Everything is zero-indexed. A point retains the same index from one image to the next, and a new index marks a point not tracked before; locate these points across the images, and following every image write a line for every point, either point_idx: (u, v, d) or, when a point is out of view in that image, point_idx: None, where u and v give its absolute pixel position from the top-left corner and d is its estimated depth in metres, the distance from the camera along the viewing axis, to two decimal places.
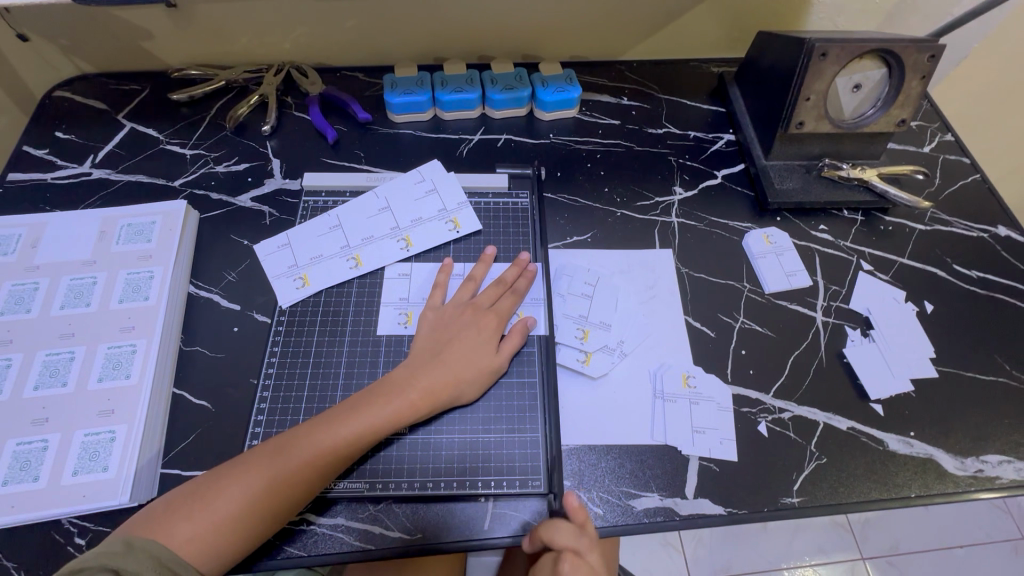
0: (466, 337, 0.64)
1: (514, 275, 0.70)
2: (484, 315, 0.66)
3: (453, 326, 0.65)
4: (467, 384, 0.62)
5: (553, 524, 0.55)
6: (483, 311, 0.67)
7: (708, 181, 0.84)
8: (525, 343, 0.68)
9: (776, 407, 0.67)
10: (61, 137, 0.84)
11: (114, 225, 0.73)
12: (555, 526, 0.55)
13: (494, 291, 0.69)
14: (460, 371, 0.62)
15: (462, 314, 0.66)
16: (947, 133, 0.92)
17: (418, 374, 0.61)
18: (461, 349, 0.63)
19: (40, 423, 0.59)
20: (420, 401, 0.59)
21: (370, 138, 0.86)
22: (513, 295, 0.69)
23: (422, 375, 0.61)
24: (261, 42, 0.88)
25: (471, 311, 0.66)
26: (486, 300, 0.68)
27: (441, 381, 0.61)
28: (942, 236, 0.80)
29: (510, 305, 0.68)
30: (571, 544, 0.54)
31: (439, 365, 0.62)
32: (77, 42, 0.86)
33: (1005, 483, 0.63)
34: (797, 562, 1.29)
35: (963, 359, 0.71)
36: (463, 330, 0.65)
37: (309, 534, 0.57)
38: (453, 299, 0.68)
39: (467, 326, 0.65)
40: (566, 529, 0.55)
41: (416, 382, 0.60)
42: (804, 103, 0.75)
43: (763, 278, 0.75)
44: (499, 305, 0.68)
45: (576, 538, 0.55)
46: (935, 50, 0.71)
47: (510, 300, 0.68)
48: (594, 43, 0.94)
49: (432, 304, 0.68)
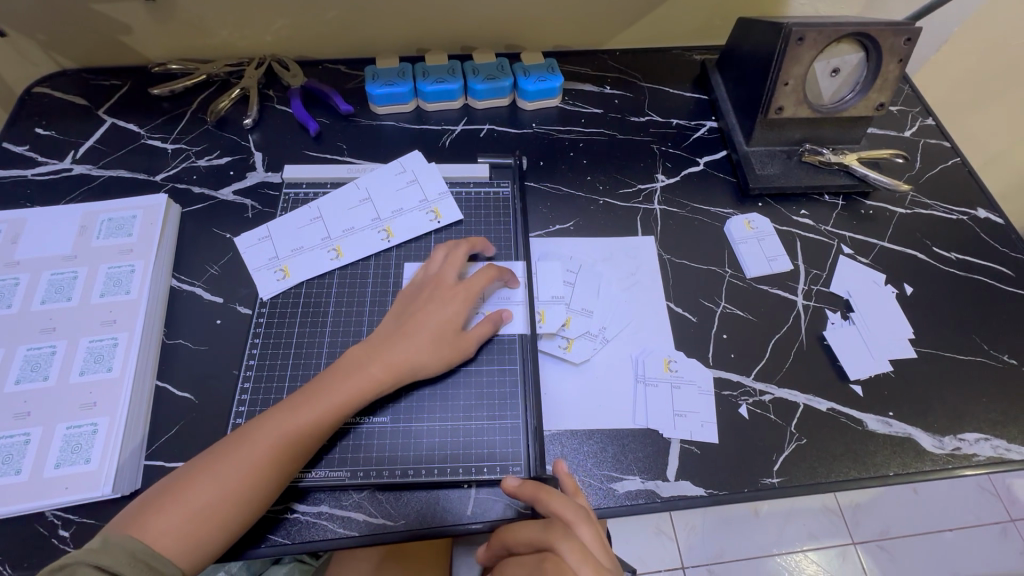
0: (429, 310, 0.63)
1: (476, 241, 0.71)
2: (451, 289, 0.65)
3: (417, 300, 0.65)
4: (429, 354, 0.62)
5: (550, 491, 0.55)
6: (449, 283, 0.66)
7: (690, 169, 0.84)
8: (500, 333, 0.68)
9: (757, 390, 0.67)
10: (41, 133, 0.84)
11: (95, 220, 0.73)
12: (551, 490, 0.55)
13: (460, 260, 0.67)
14: (422, 343, 0.62)
15: (425, 289, 0.66)
16: (928, 117, 0.92)
17: (380, 348, 0.61)
18: (423, 320, 0.63)
19: (22, 417, 0.59)
20: (385, 373, 0.60)
21: (351, 130, 0.86)
22: (493, 274, 0.67)
23: (385, 348, 0.61)
24: (241, 36, 0.88)
25: (438, 284, 0.65)
26: (450, 274, 0.66)
27: (404, 354, 0.61)
28: (921, 219, 0.81)
29: (484, 279, 0.66)
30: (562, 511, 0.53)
31: (401, 338, 0.61)
32: (55, 38, 0.86)
33: (984, 460, 0.64)
34: (789, 549, 1.30)
35: (942, 341, 0.71)
36: (428, 303, 0.64)
37: (294, 523, 0.57)
38: (416, 277, 0.68)
39: (432, 299, 0.64)
40: (559, 496, 0.54)
41: (379, 356, 0.60)
42: (783, 88, 0.75)
43: (745, 264, 0.76)
44: (470, 282, 0.66)
45: (576, 510, 0.53)
46: (912, 33, 0.72)
47: (485, 276, 0.66)
48: (576, 33, 0.94)
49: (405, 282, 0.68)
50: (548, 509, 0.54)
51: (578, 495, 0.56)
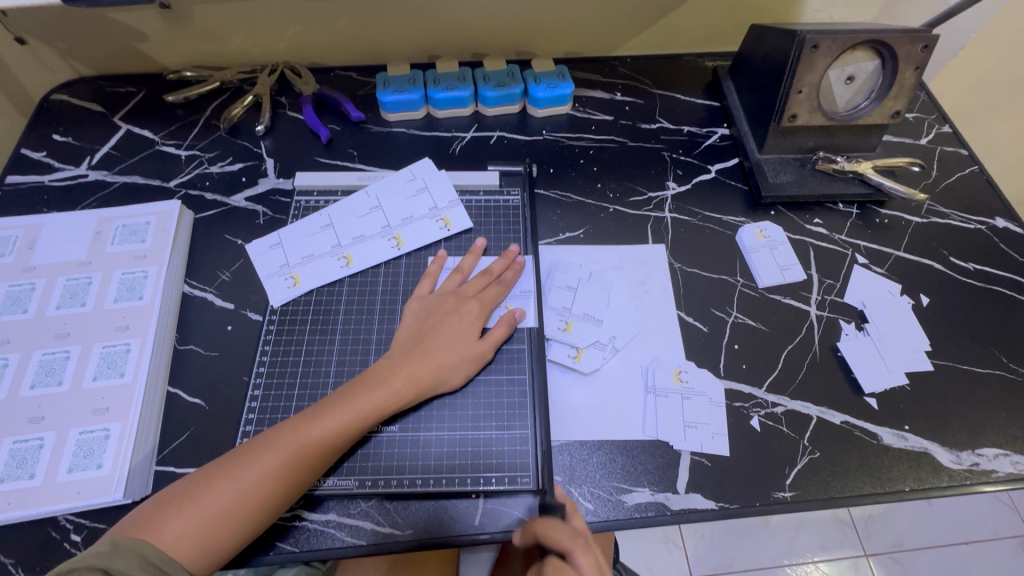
0: (450, 325, 0.64)
1: (499, 263, 0.71)
2: (468, 303, 0.66)
3: (436, 314, 0.66)
4: (450, 369, 0.62)
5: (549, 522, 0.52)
6: (467, 298, 0.67)
7: (701, 176, 0.84)
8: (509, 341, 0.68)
9: (769, 402, 0.66)
10: (58, 139, 0.85)
11: (110, 225, 0.74)
12: (549, 522, 0.53)
13: (478, 279, 0.69)
14: (444, 357, 0.62)
15: (445, 303, 0.67)
16: (945, 124, 0.91)
17: (402, 362, 0.61)
18: (443, 335, 0.63)
19: (36, 421, 0.60)
20: (404, 386, 0.60)
21: (362, 137, 0.86)
22: (499, 286, 0.69)
23: (405, 362, 0.61)
24: (254, 43, 0.89)
25: (455, 299, 0.67)
26: (471, 289, 0.68)
27: (425, 367, 0.61)
28: (937, 229, 0.80)
29: (496, 294, 0.68)
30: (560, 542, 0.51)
31: (422, 352, 0.62)
32: (73, 45, 0.87)
33: (1002, 476, 0.63)
34: (800, 559, 1.28)
35: (959, 353, 0.70)
36: (447, 318, 0.65)
37: (303, 530, 0.57)
38: (439, 289, 0.69)
39: (450, 314, 0.65)
40: (559, 525, 0.52)
41: (400, 369, 0.61)
42: (797, 96, 0.74)
43: (757, 272, 0.75)
44: (484, 295, 0.68)
45: (573, 537, 0.51)
46: (929, 40, 0.71)
47: (496, 290, 0.68)
48: (588, 39, 0.94)
49: (419, 295, 0.69)
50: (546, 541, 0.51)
51: (574, 514, 0.57)
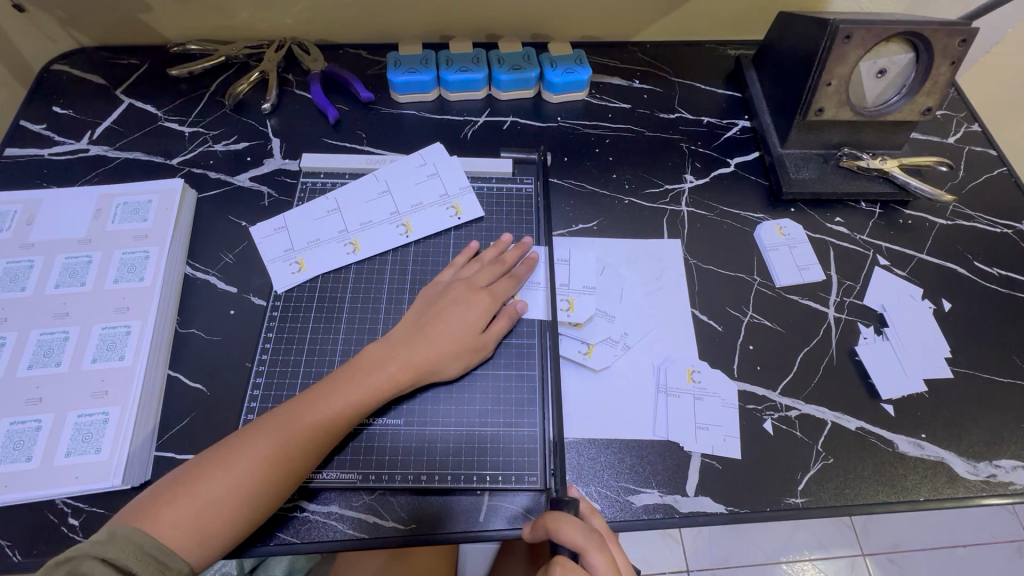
0: (455, 312, 0.62)
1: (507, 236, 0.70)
2: (477, 293, 0.64)
3: (443, 299, 0.64)
4: (451, 358, 0.61)
5: (563, 518, 0.49)
6: (477, 289, 0.65)
7: (720, 170, 0.81)
8: (510, 333, 0.66)
9: (783, 405, 0.65)
10: (58, 112, 0.83)
11: (111, 204, 0.72)
12: (562, 517, 0.49)
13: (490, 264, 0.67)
14: (443, 346, 0.61)
15: (451, 291, 0.64)
16: (974, 123, 0.88)
17: (399, 347, 0.60)
18: (444, 323, 0.61)
19: (33, 402, 0.59)
20: (402, 372, 0.59)
21: (372, 119, 0.83)
22: (511, 279, 0.67)
23: (404, 348, 0.60)
24: (261, 17, 0.86)
25: (461, 287, 0.65)
26: (478, 277, 0.66)
27: (422, 354, 0.60)
28: (962, 231, 0.77)
29: (506, 286, 0.66)
30: (574, 540, 0.47)
31: (422, 339, 0.60)
32: (74, 14, 0.84)
33: (1019, 489, 0.61)
34: (796, 557, 1.28)
35: (980, 361, 0.68)
36: (452, 305, 0.63)
37: (303, 521, 0.56)
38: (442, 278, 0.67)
39: (454, 301, 0.63)
40: (574, 522, 0.48)
41: (397, 355, 0.59)
42: (825, 88, 0.71)
43: (774, 271, 0.73)
44: (495, 286, 0.66)
45: (588, 535, 0.48)
46: (967, 34, 0.67)
47: (507, 283, 0.66)
48: (607, 22, 0.91)
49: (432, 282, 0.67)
50: (560, 540, 0.48)
51: (592, 513, 0.54)
